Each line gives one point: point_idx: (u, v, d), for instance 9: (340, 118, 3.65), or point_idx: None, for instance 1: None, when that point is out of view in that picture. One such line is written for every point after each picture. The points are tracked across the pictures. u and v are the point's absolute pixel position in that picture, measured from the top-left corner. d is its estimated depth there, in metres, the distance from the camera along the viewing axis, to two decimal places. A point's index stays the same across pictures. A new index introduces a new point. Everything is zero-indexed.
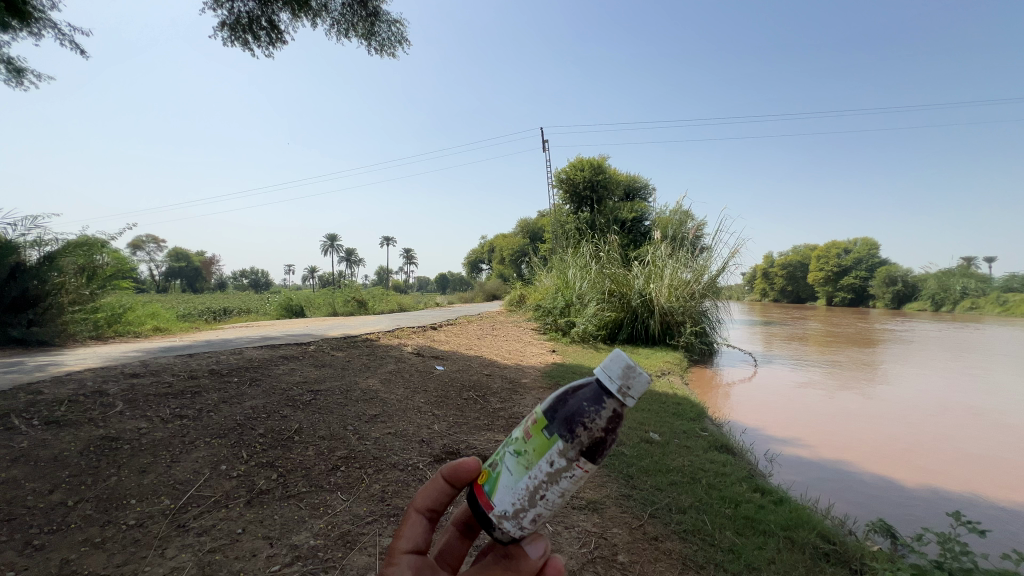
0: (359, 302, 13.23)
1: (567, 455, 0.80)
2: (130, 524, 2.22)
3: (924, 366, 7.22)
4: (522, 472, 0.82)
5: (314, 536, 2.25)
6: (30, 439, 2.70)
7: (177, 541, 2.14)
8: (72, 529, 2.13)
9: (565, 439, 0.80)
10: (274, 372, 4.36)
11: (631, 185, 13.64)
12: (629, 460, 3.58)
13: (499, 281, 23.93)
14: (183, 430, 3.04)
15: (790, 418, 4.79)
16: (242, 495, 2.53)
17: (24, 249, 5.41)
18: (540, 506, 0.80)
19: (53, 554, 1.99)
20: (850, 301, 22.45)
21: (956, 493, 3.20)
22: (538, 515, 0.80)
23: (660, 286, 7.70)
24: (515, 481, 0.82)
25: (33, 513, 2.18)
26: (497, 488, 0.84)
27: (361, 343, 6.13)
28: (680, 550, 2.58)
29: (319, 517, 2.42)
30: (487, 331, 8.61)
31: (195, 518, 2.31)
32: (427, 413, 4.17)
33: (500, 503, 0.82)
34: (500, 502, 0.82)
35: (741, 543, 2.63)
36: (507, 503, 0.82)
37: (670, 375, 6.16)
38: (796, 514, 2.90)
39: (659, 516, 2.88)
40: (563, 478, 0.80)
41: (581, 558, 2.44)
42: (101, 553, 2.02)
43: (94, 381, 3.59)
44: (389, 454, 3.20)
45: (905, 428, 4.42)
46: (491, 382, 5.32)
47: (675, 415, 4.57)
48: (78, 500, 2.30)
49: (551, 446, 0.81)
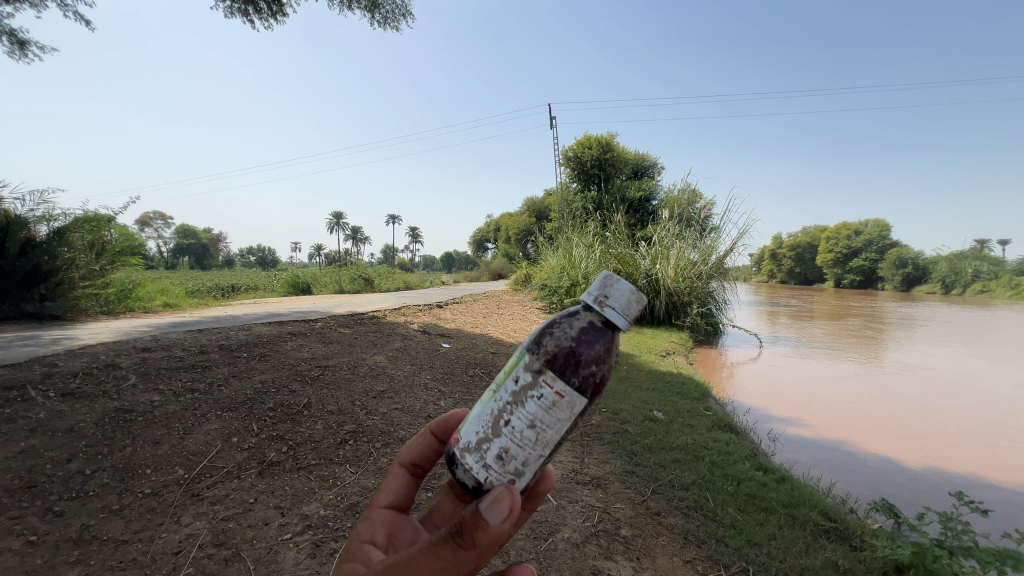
0: (366, 280, 13.27)
1: (532, 370, 0.83)
2: (146, 493, 2.29)
3: (932, 348, 7.19)
4: (489, 399, 0.86)
5: (324, 507, 2.31)
6: (47, 410, 2.76)
7: (191, 509, 2.20)
8: (90, 497, 2.20)
9: (526, 350, 0.85)
10: (283, 348, 4.41)
11: (640, 163, 13.41)
12: (633, 437, 3.63)
13: (505, 261, 23.89)
14: (195, 403, 3.10)
15: (792, 398, 4.81)
16: (254, 467, 2.59)
17: (33, 223, 5.45)
18: (500, 447, 0.82)
19: (73, 521, 2.06)
20: (859, 284, 22.20)
21: (958, 474, 3.21)
22: (499, 453, 0.82)
23: (666, 267, 7.66)
24: (485, 410, 0.87)
25: (53, 481, 2.25)
26: (466, 426, 0.88)
27: (368, 320, 6.18)
28: (682, 525, 2.63)
29: (328, 489, 2.48)
30: (493, 311, 8.64)
31: (208, 488, 2.37)
32: (433, 391, 4.24)
33: (466, 435, 0.87)
34: (465, 436, 0.87)
35: (743, 519, 2.67)
36: (469, 438, 0.86)
37: (675, 355, 6.18)
38: (798, 492, 2.93)
39: (662, 492, 2.93)
40: (528, 398, 0.82)
41: (584, 531, 2.50)
42: (119, 521, 2.08)
43: (107, 355, 3.65)
44: (395, 429, 3.27)
45: (910, 409, 4.42)
46: (497, 360, 5.40)
47: (679, 394, 4.60)
48: (95, 469, 2.37)
49: (517, 366, 0.86)
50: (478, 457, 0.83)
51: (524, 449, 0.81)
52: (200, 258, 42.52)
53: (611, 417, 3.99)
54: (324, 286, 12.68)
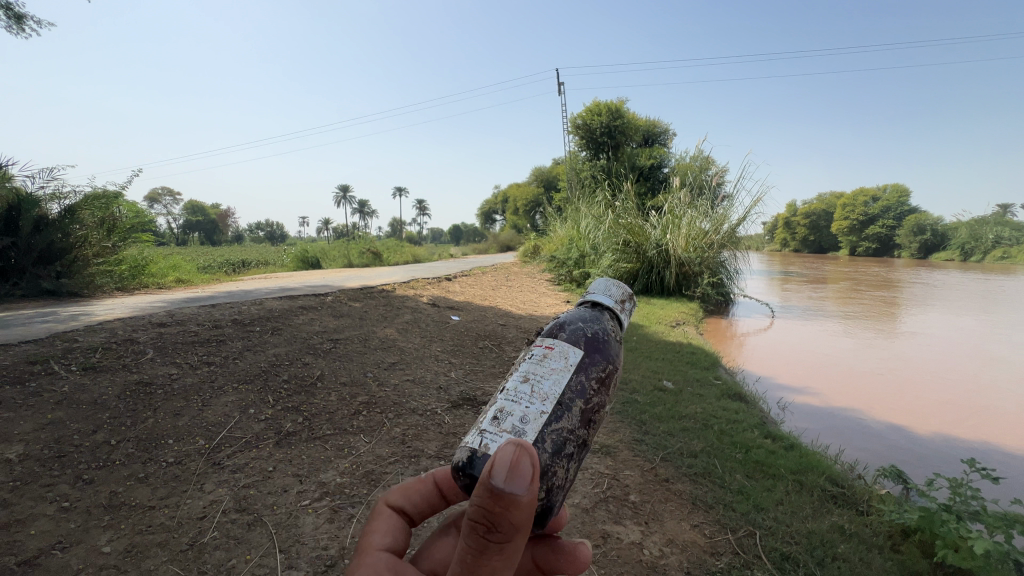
0: (374, 254, 13.28)
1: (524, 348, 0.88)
2: (169, 462, 2.48)
3: (947, 315, 7.12)
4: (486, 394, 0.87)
5: (340, 475, 2.65)
6: (70, 383, 2.86)
7: (214, 477, 2.45)
8: (117, 465, 2.38)
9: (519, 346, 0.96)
10: (295, 322, 4.48)
11: (651, 129, 13.05)
12: (642, 406, 3.68)
13: (513, 233, 23.78)
14: (212, 375, 3.21)
15: (803, 367, 4.81)
16: (271, 437, 2.83)
17: (44, 202, 5.49)
18: (490, 406, 0.79)
19: (102, 487, 2.25)
20: (875, 252, 21.81)
21: (968, 441, 3.22)
22: (487, 415, 0.78)
23: (676, 237, 7.60)
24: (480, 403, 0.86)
25: (81, 451, 2.41)
26: None
27: (378, 294, 6.24)
28: (689, 491, 2.71)
29: (344, 458, 2.80)
30: (501, 285, 8.68)
31: (228, 457, 2.60)
32: (444, 363, 4.35)
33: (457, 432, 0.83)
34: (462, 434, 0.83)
35: (750, 485, 2.72)
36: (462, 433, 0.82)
37: (684, 326, 6.19)
38: (806, 458, 2.97)
39: (670, 460, 3.00)
40: (518, 362, 0.83)
41: (593, 497, 2.68)
42: (145, 488, 2.30)
43: (125, 330, 3.74)
44: (407, 400, 3.53)
45: (922, 377, 4.41)
46: (506, 333, 5.55)
47: (689, 364, 4.62)
48: (120, 440, 2.53)
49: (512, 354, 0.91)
50: (475, 431, 0.77)
51: (513, 402, 0.77)
52: (209, 233, 42.83)
53: (620, 387, 4.04)
54: (334, 260, 12.70)
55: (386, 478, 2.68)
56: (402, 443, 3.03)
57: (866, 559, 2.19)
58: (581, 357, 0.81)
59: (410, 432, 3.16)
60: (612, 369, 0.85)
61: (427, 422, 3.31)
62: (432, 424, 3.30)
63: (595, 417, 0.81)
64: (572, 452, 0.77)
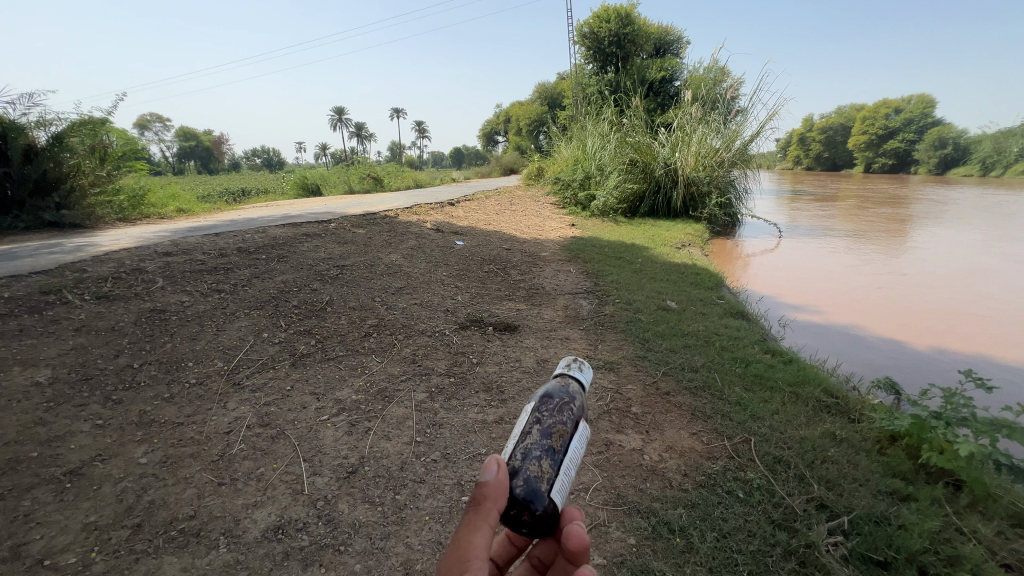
0: (375, 180, 12.97)
1: None
2: (192, 382, 2.60)
3: (958, 231, 7.00)
4: None
5: (355, 392, 2.78)
6: (86, 311, 2.93)
7: (235, 395, 2.58)
8: (143, 387, 2.50)
9: None
10: (300, 248, 4.47)
11: (664, 36, 12.04)
12: (646, 325, 3.75)
13: (516, 155, 22.97)
14: (223, 302, 3.28)
15: (807, 286, 4.82)
16: (286, 358, 2.94)
17: (30, 129, 5.27)
18: None
19: (131, 406, 2.38)
20: (891, 168, 21.00)
21: (963, 353, 3.29)
22: None
23: (685, 155, 7.30)
24: None
25: (106, 373, 2.52)
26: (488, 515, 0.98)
27: (381, 220, 6.16)
28: (689, 402, 2.85)
29: (358, 376, 2.92)
30: (506, 208, 8.52)
31: (248, 377, 2.72)
32: (451, 286, 4.39)
33: None
34: None
35: (748, 397, 2.85)
36: None
37: (690, 246, 6.13)
38: (804, 372, 3.07)
39: (671, 374, 3.11)
40: None
41: (597, 408, 2.83)
42: (172, 406, 2.43)
43: (133, 259, 3.76)
44: (416, 322, 3.61)
45: (926, 293, 4.42)
46: (511, 257, 5.54)
47: (693, 284, 4.64)
48: (142, 363, 2.64)
49: None
50: None
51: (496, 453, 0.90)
52: (205, 162, 41.73)
53: (624, 307, 4.10)
54: (334, 187, 12.44)
55: (399, 394, 2.82)
56: (414, 362, 3.14)
57: (854, 460, 2.37)
58: (538, 399, 0.93)
59: (420, 352, 3.27)
60: (567, 398, 0.93)
61: (436, 343, 3.41)
62: (441, 344, 3.40)
63: (561, 424, 0.89)
64: (547, 453, 0.85)
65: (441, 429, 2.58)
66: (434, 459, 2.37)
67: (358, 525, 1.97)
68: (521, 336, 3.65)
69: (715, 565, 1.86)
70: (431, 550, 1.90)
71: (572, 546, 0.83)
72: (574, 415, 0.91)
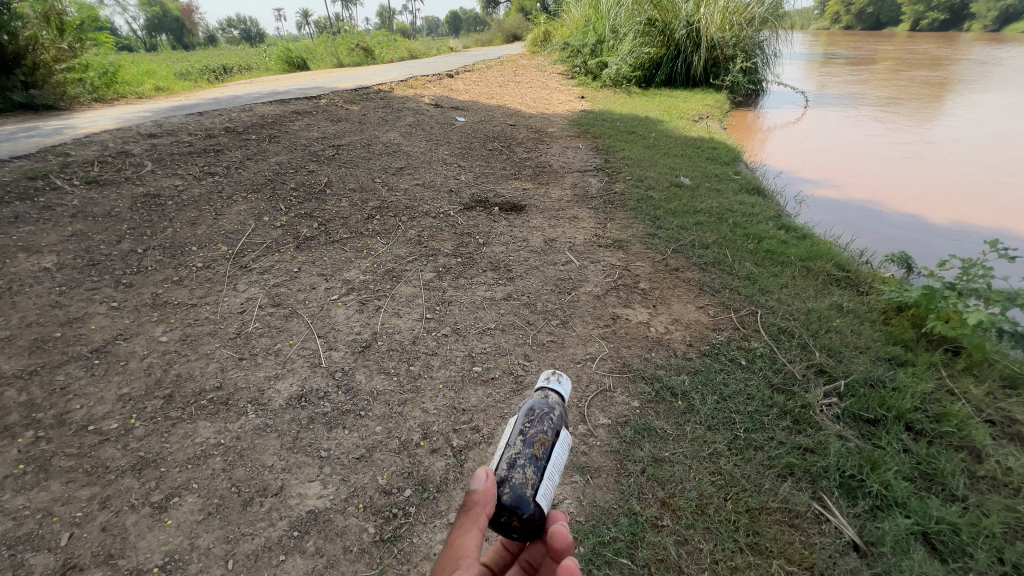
0: (365, 51, 11.74)
1: None
2: (199, 266, 2.58)
3: (1004, 95, 6.37)
4: None
5: (363, 273, 2.76)
6: (79, 197, 2.82)
7: (244, 278, 2.57)
8: (151, 271, 2.49)
9: None
10: (291, 127, 4.16)
11: None
12: (658, 202, 3.59)
13: (519, 18, 20.47)
14: (218, 186, 3.13)
15: (829, 159, 4.51)
16: (290, 242, 2.88)
17: None
18: None
19: (143, 290, 2.39)
20: (944, 23, 18.57)
21: (986, 226, 3.16)
22: None
23: (712, 11, 6.43)
24: None
25: (112, 259, 2.50)
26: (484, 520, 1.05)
27: (375, 95, 5.66)
28: (698, 278, 2.83)
29: (364, 258, 2.88)
30: (509, 80, 7.77)
31: (254, 261, 2.69)
32: (453, 166, 4.14)
33: None
34: None
35: (758, 272, 2.81)
36: None
37: (708, 119, 5.65)
38: (818, 247, 2.99)
39: (682, 251, 3.04)
40: None
41: (605, 285, 2.82)
42: (184, 289, 2.44)
43: (116, 142, 3.52)
44: (419, 204, 3.46)
45: (957, 163, 4.13)
46: (517, 134, 5.16)
47: (710, 159, 4.35)
48: (146, 249, 2.60)
49: None
50: None
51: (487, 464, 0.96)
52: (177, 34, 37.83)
53: (636, 185, 3.89)
54: (322, 61, 11.32)
55: (407, 275, 2.79)
56: (419, 244, 3.07)
57: (858, 329, 2.43)
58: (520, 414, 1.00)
59: (426, 234, 3.18)
60: (548, 412, 1.00)
61: (441, 224, 3.30)
62: (446, 225, 3.30)
63: (544, 435, 0.96)
64: (532, 462, 0.92)
65: (450, 307, 2.60)
66: (444, 334, 2.42)
67: (376, 392, 2.08)
68: (528, 216, 3.52)
69: (713, 424, 1.99)
70: (447, 413, 2.03)
71: (559, 544, 0.90)
72: (554, 425, 0.98)
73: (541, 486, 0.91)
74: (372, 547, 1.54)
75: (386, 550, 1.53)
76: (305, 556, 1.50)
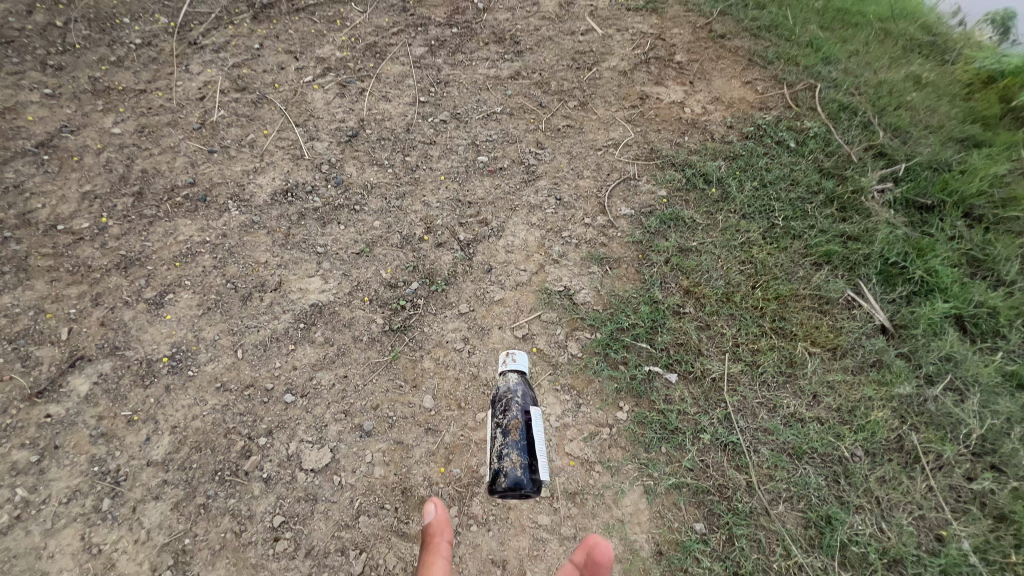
0: None
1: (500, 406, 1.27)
2: (138, 44, 2.08)
3: None
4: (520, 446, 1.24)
5: (339, 50, 2.24)
6: None
7: (196, 58, 2.10)
8: (80, 51, 2.01)
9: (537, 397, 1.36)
10: None
11: None
12: None
13: None
14: None
15: None
16: (245, 11, 2.28)
17: None
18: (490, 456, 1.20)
19: (78, 74, 1.96)
20: None
21: None
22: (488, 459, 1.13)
23: None
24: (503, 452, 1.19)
25: (29, 35, 2.00)
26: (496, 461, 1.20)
27: None
28: (749, 47, 2.29)
29: (337, 30, 2.30)
30: None
31: (204, 36, 2.17)
32: None
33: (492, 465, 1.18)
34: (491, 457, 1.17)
35: (825, 37, 2.27)
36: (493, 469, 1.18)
37: None
38: (901, 7, 2.45)
39: (732, 13, 2.41)
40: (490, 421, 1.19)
41: (634, 58, 2.29)
42: (127, 72, 2.00)
43: None
44: None
45: None
46: None
47: None
48: (67, 21, 2.07)
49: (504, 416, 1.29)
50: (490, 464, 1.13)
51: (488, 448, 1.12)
52: None
53: None
54: None
55: (393, 51, 2.27)
56: (405, 11, 2.44)
57: (934, 105, 2.05)
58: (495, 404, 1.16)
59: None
60: (512, 397, 1.15)
61: None
62: None
63: (517, 420, 1.12)
64: (516, 448, 1.09)
65: (448, 89, 2.16)
66: (443, 120, 2.05)
67: (370, 186, 1.84)
68: None
69: (748, 214, 1.79)
70: (451, 207, 1.81)
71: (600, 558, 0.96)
72: (520, 406, 1.14)
73: (531, 463, 1.08)
74: (381, 337, 1.49)
75: (397, 338, 1.49)
76: (314, 346, 1.46)
